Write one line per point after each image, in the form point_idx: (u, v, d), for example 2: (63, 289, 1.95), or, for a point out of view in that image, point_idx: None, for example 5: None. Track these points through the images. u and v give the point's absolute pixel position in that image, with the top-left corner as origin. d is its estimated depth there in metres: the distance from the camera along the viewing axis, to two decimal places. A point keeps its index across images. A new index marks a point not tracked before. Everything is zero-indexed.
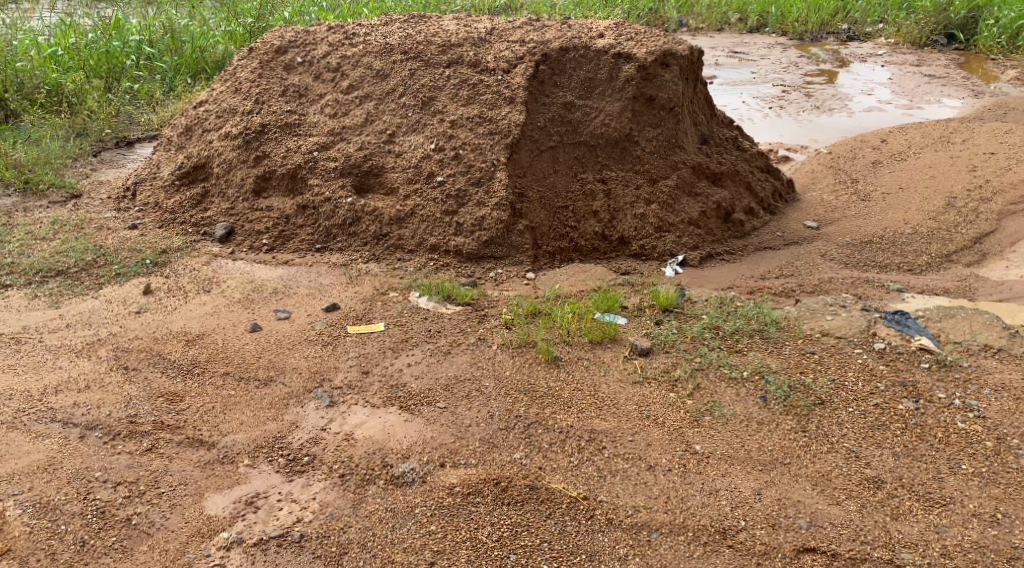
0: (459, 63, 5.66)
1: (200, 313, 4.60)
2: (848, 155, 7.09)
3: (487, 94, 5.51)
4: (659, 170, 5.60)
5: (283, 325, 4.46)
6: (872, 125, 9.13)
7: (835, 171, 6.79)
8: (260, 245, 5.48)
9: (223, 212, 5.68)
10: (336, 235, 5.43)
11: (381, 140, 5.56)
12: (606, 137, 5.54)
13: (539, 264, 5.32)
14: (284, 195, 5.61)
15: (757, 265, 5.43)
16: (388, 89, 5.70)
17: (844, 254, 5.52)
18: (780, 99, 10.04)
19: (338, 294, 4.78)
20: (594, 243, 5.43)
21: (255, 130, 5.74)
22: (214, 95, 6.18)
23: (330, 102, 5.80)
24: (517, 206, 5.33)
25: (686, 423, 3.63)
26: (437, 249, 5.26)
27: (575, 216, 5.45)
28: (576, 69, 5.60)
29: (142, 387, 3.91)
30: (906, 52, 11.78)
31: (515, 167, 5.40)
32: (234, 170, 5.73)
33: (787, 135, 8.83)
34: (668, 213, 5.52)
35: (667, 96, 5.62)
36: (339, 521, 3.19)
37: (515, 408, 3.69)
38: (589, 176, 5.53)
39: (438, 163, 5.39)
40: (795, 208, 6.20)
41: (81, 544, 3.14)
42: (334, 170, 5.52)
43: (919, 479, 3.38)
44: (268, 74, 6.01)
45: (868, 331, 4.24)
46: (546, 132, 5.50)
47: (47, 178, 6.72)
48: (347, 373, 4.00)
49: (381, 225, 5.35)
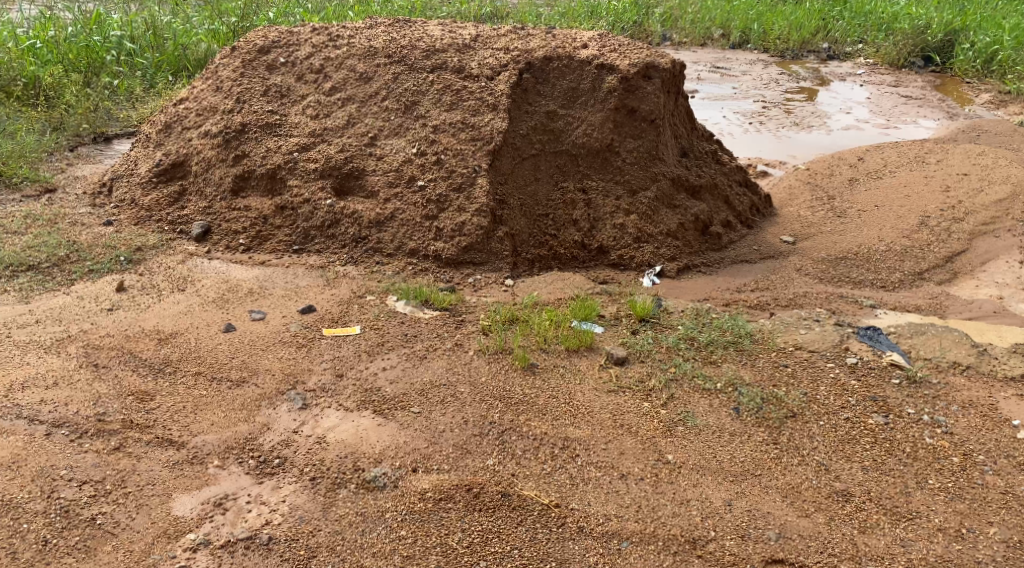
0: (443, 69, 5.67)
1: (173, 312, 4.55)
2: (825, 172, 7.15)
3: (470, 100, 5.52)
4: (639, 181, 5.63)
5: (257, 325, 4.43)
6: (850, 143, 9.22)
7: (813, 188, 6.85)
8: (236, 245, 5.44)
9: (201, 210, 5.64)
10: (315, 237, 5.40)
11: (363, 143, 5.54)
12: (587, 146, 5.57)
13: (518, 271, 5.32)
14: (263, 195, 5.58)
15: (733, 277, 5.47)
16: (371, 92, 5.69)
17: (819, 269, 5.56)
18: (760, 115, 10.13)
19: (315, 296, 4.75)
20: (573, 252, 5.44)
21: (235, 130, 5.71)
22: (195, 93, 6.15)
23: (312, 103, 5.78)
24: (497, 213, 5.33)
25: (659, 432, 3.63)
26: (416, 253, 5.25)
27: (554, 224, 5.48)
28: (559, 79, 5.63)
29: (112, 386, 3.86)
30: (883, 73, 11.92)
31: (496, 174, 5.40)
32: (212, 168, 5.69)
33: (766, 150, 8.90)
34: (647, 224, 5.54)
35: (649, 108, 5.64)
36: (309, 525, 3.15)
37: (489, 414, 3.68)
38: (570, 185, 5.56)
39: (419, 168, 5.39)
40: (772, 222, 6.24)
41: (44, 543, 3.07)
42: (314, 171, 5.49)
43: (887, 493, 3.40)
44: (250, 73, 5.98)
45: (841, 345, 4.28)
46: (528, 141, 5.52)
47: (22, 171, 6.64)
48: (321, 376, 3.98)
49: (360, 228, 5.33)
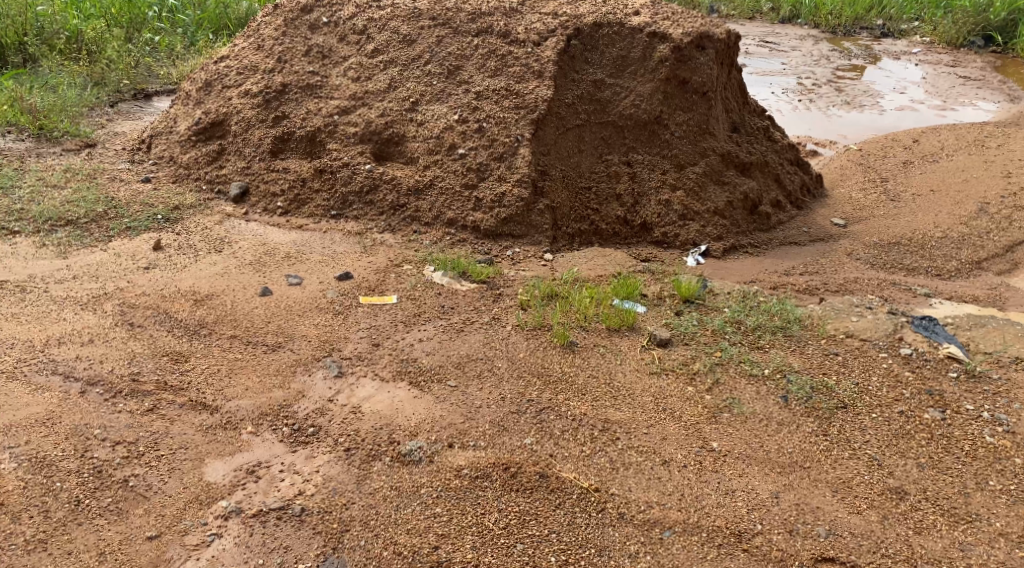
0: (489, 33, 5.61)
1: (209, 274, 4.49)
2: (880, 166, 6.87)
3: (516, 66, 5.44)
4: (687, 156, 5.51)
5: (294, 290, 4.38)
6: (905, 124, 8.97)
7: (864, 177, 6.66)
8: (274, 208, 5.37)
9: (239, 170, 5.56)
10: (353, 202, 5.31)
11: (404, 107, 5.49)
12: (634, 118, 5.46)
13: (558, 245, 5.20)
14: (302, 157, 5.54)
15: (782, 260, 5.38)
16: (414, 55, 5.65)
17: (871, 254, 5.45)
18: (810, 93, 9.96)
19: (353, 263, 4.76)
20: (616, 228, 5.31)
21: (275, 90, 5.71)
22: (236, 51, 6.11)
23: (354, 65, 5.74)
24: (539, 184, 5.23)
25: (704, 418, 3.53)
26: (454, 224, 5.17)
27: (597, 199, 5.36)
28: (608, 46, 5.53)
29: (148, 345, 3.80)
30: (940, 53, 11.59)
31: (539, 145, 5.31)
32: (252, 129, 5.64)
33: (815, 130, 8.72)
34: (694, 201, 5.42)
35: (701, 80, 5.54)
36: (342, 497, 3.07)
37: (528, 392, 3.59)
38: (615, 157, 5.45)
39: (461, 135, 5.31)
40: (822, 204, 6.17)
41: (76, 503, 3.01)
42: (353, 135, 5.46)
43: (944, 493, 3.26)
44: (292, 32, 5.98)
45: (894, 335, 4.21)
46: (573, 110, 5.43)
47: (62, 126, 6.60)
48: (357, 345, 3.91)
49: (399, 195, 5.26)
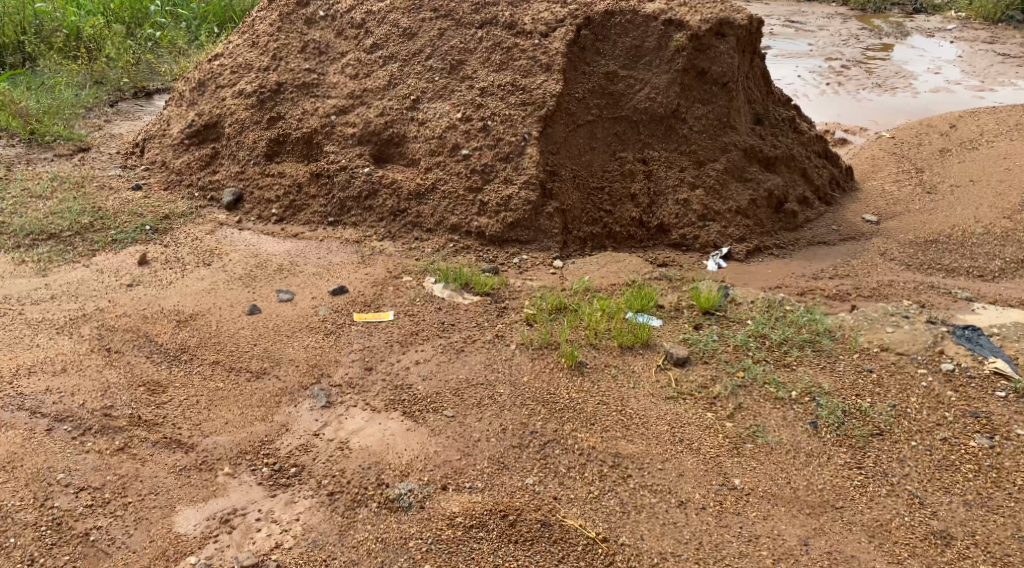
0: (493, 24, 5.31)
1: (195, 290, 4.20)
2: (916, 158, 6.76)
3: (522, 59, 5.16)
4: (707, 151, 5.26)
5: (284, 307, 4.09)
6: (940, 107, 8.64)
7: (898, 173, 6.50)
8: (269, 215, 5.09)
9: (233, 175, 5.29)
10: (351, 208, 5.05)
11: (405, 106, 5.23)
12: (650, 112, 5.22)
13: (568, 250, 4.99)
14: (298, 160, 5.26)
15: (810, 262, 5.16)
16: (414, 49, 5.36)
17: (907, 253, 5.28)
18: (839, 75, 9.63)
19: (348, 275, 4.46)
20: (630, 229, 5.11)
21: (270, 89, 5.43)
22: (230, 48, 5.82)
23: (352, 61, 5.46)
24: (547, 186, 4.98)
25: (725, 451, 3.23)
26: (458, 230, 4.93)
27: (610, 199, 5.14)
28: (621, 36, 5.26)
29: (124, 374, 3.52)
30: (975, 31, 11.37)
31: (548, 143, 5.06)
32: (246, 131, 5.37)
33: (845, 115, 8.45)
34: (714, 200, 5.20)
35: (721, 69, 5.28)
36: (322, 551, 2.79)
37: (531, 422, 3.30)
38: (629, 155, 5.22)
39: (464, 135, 5.04)
40: (852, 198, 5.97)
41: (30, 563, 2.76)
42: (352, 136, 5.20)
43: (997, 537, 2.95)
44: (287, 27, 5.68)
45: (935, 348, 3.97)
46: (585, 105, 5.19)
47: (55, 129, 6.35)
48: (348, 369, 3.63)
49: (399, 200, 5.01)
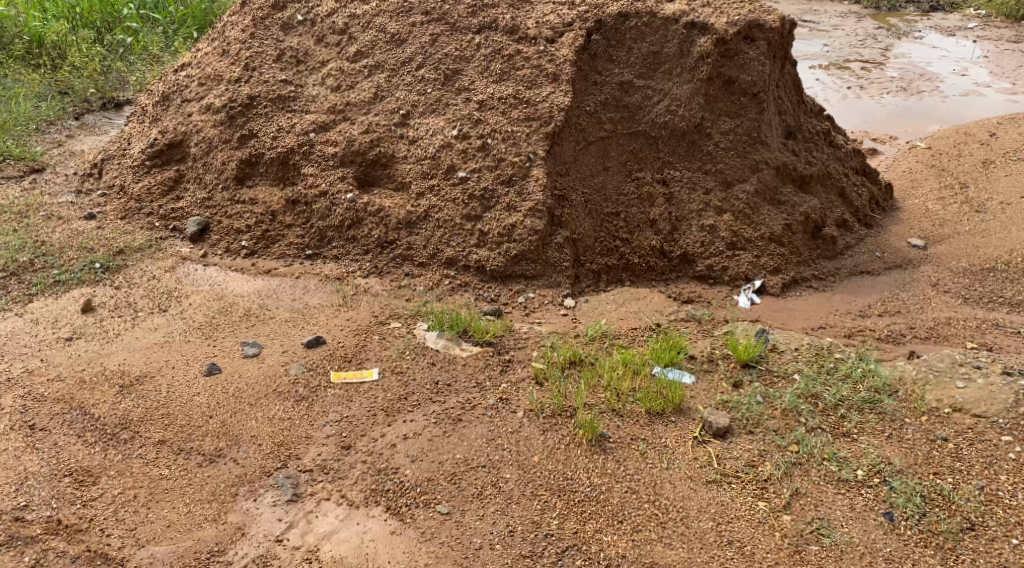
0: (492, 29, 4.72)
1: (146, 343, 3.57)
2: (958, 171, 6.15)
3: (525, 69, 4.58)
4: (735, 170, 4.65)
5: (249, 365, 3.47)
6: (972, 111, 8.07)
7: (939, 189, 5.89)
8: (238, 248, 4.44)
9: (199, 203, 4.65)
10: (332, 239, 4.43)
11: (393, 122, 4.62)
12: (670, 127, 4.63)
13: (580, 284, 4.38)
14: (273, 184, 4.63)
15: (854, 296, 4.58)
16: (404, 58, 4.76)
17: (962, 284, 4.72)
18: (860, 77, 9.03)
19: (326, 322, 3.83)
20: (650, 260, 4.49)
21: (241, 103, 4.79)
22: (198, 57, 5.18)
23: (334, 71, 4.85)
24: (556, 212, 4.37)
25: (787, 557, 2.74)
26: (454, 263, 4.30)
27: (627, 226, 4.53)
28: (637, 41, 4.69)
29: (46, 461, 2.91)
30: (998, 30, 10.80)
31: (556, 163, 4.47)
32: (214, 150, 4.75)
33: (871, 122, 7.86)
34: (744, 226, 4.60)
35: (750, 78, 4.67)
36: None
37: (544, 521, 2.79)
38: (647, 175, 4.61)
39: (461, 155, 4.45)
40: (893, 219, 5.38)
41: None
42: (333, 156, 4.57)
43: None
44: (262, 33, 5.05)
45: (1017, 410, 3.43)
46: (596, 120, 4.60)
47: (6, 148, 5.71)
48: (321, 449, 3.01)
49: (387, 229, 4.38)
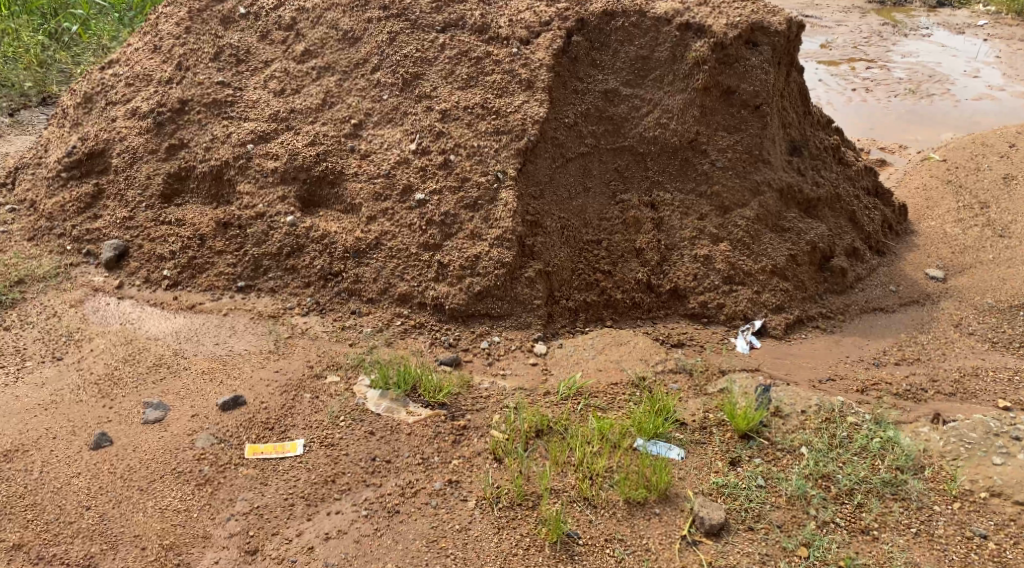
0: (458, 28, 4.14)
1: (30, 403, 3.05)
2: (976, 188, 5.57)
3: (495, 74, 4.00)
4: (733, 193, 4.07)
5: (149, 433, 2.90)
6: (986, 118, 7.50)
7: (957, 210, 5.31)
8: (158, 278, 3.85)
9: (118, 222, 4.02)
10: (268, 268, 3.82)
11: (343, 132, 4.03)
12: (660, 142, 4.05)
13: (554, 325, 3.78)
14: (205, 202, 4.04)
15: (867, 338, 4.01)
16: (358, 59, 4.17)
17: (988, 325, 4.17)
18: (866, 77, 8.45)
19: (252, 376, 3.23)
20: (635, 296, 3.91)
21: (171, 109, 4.19)
22: (127, 52, 4.57)
23: (278, 73, 4.24)
24: (528, 242, 3.78)
25: None
26: (409, 300, 3.71)
27: (609, 256, 3.93)
28: (624, 44, 4.11)
29: None
30: (1009, 28, 10.22)
31: (529, 183, 3.88)
32: (139, 162, 4.13)
33: (877, 128, 7.30)
34: (743, 257, 4.01)
35: (752, 88, 4.10)
36: None
37: None
38: (633, 197, 4.02)
39: (419, 173, 3.87)
40: (907, 245, 4.82)
41: None
42: (272, 172, 3.97)
43: None
44: (198, 27, 4.41)
45: None
46: (577, 133, 4.01)
47: None
48: (218, 556, 2.57)
49: (331, 259, 3.79)
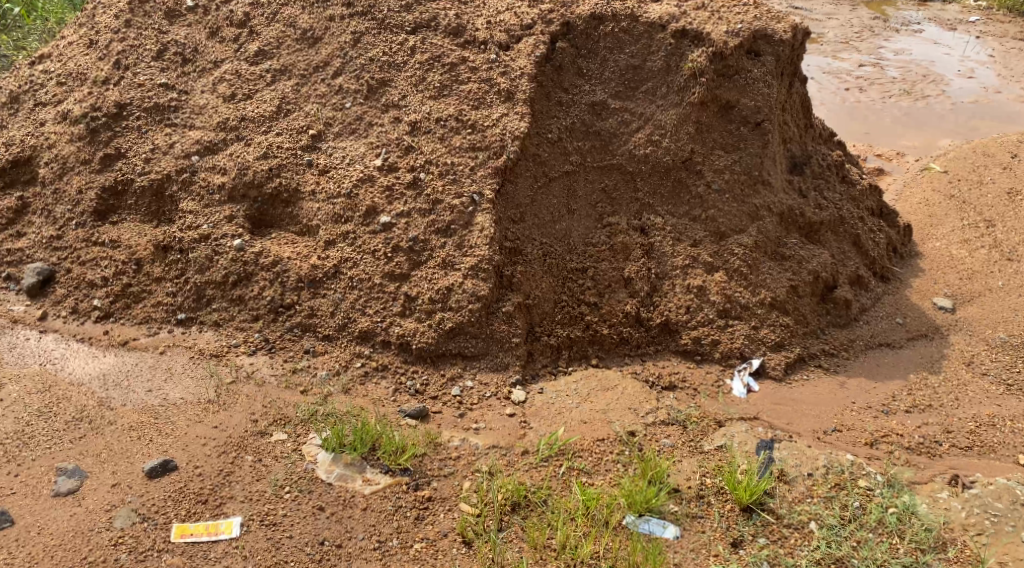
0: (431, 29, 3.72)
1: None
2: (980, 204, 5.20)
3: (470, 83, 3.59)
4: (731, 218, 3.69)
5: (56, 510, 2.60)
6: (984, 123, 7.18)
7: (961, 229, 4.96)
8: (88, 308, 3.44)
9: (44, 242, 3.62)
10: (211, 298, 3.40)
11: (300, 144, 3.60)
12: (652, 161, 3.67)
13: (533, 366, 3.37)
14: (145, 220, 3.60)
15: (873, 379, 3.62)
16: (318, 61, 3.74)
17: (1005, 363, 3.81)
18: (859, 76, 8.11)
19: (188, 433, 2.85)
20: (623, 331, 3.50)
21: (107, 113, 3.75)
22: (61, 47, 4.11)
23: (229, 74, 3.79)
24: (505, 272, 3.39)
25: None
26: (371, 337, 3.29)
27: (595, 286, 3.53)
28: (614, 52, 3.73)
29: None
30: (1002, 25, 9.90)
31: (506, 206, 3.48)
32: (69, 174, 3.70)
33: (871, 133, 6.96)
34: (741, 288, 3.61)
35: (753, 102, 3.73)
36: None
37: None
38: (621, 221, 3.63)
39: (384, 193, 3.44)
40: (912, 270, 4.47)
41: None
42: (219, 189, 3.55)
43: None
44: (140, 22, 3.96)
45: None
46: (561, 150, 3.62)
47: None
48: None
49: (283, 290, 3.37)
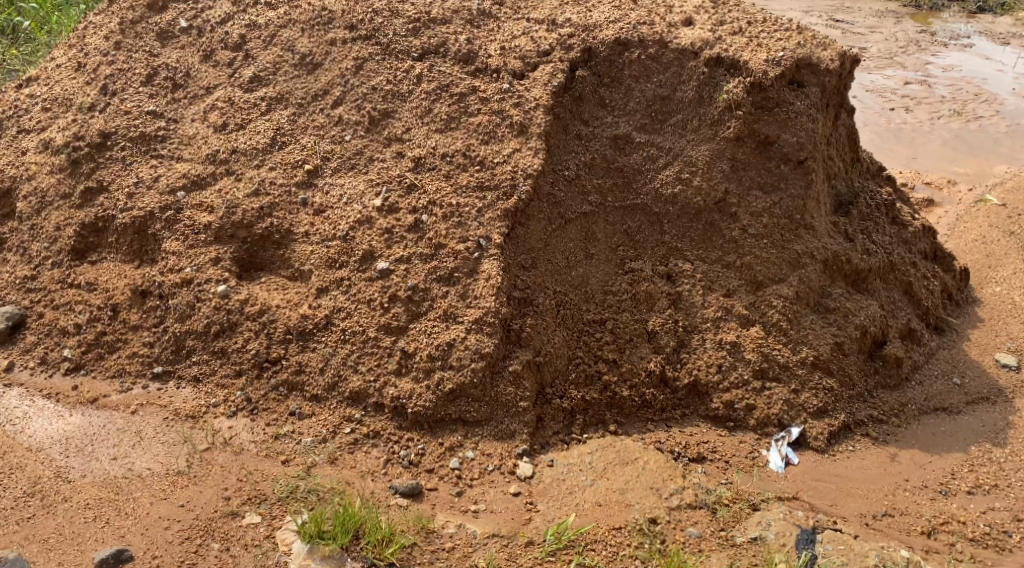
0: (439, 55, 3.40)
1: None
2: None
3: (480, 115, 3.26)
4: (768, 266, 3.31)
5: None
6: None
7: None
8: (59, 359, 3.16)
9: (18, 283, 3.35)
10: (191, 349, 3.10)
11: (293, 180, 3.28)
12: (680, 201, 3.31)
13: (543, 434, 2.99)
14: (125, 260, 3.29)
15: (930, 451, 3.21)
16: (316, 89, 3.43)
17: None
18: (906, 95, 7.65)
19: (149, 511, 2.61)
20: (646, 393, 3.13)
21: (89, 143, 3.47)
22: (48, 68, 3.84)
23: (221, 102, 3.49)
24: (514, 327, 3.04)
25: None
26: (363, 399, 2.95)
27: (615, 342, 3.16)
28: (640, 80, 3.38)
29: None
30: None
31: (517, 252, 3.14)
32: (48, 208, 3.43)
33: (920, 157, 6.52)
34: (779, 346, 3.23)
35: (796, 138, 3.35)
36: None
37: None
38: (646, 268, 3.27)
39: (383, 237, 3.12)
40: (969, 320, 4.05)
41: None
42: (205, 228, 3.23)
43: None
44: (130, 44, 3.68)
45: None
46: (579, 189, 3.27)
47: None
48: None
49: (269, 343, 3.05)
